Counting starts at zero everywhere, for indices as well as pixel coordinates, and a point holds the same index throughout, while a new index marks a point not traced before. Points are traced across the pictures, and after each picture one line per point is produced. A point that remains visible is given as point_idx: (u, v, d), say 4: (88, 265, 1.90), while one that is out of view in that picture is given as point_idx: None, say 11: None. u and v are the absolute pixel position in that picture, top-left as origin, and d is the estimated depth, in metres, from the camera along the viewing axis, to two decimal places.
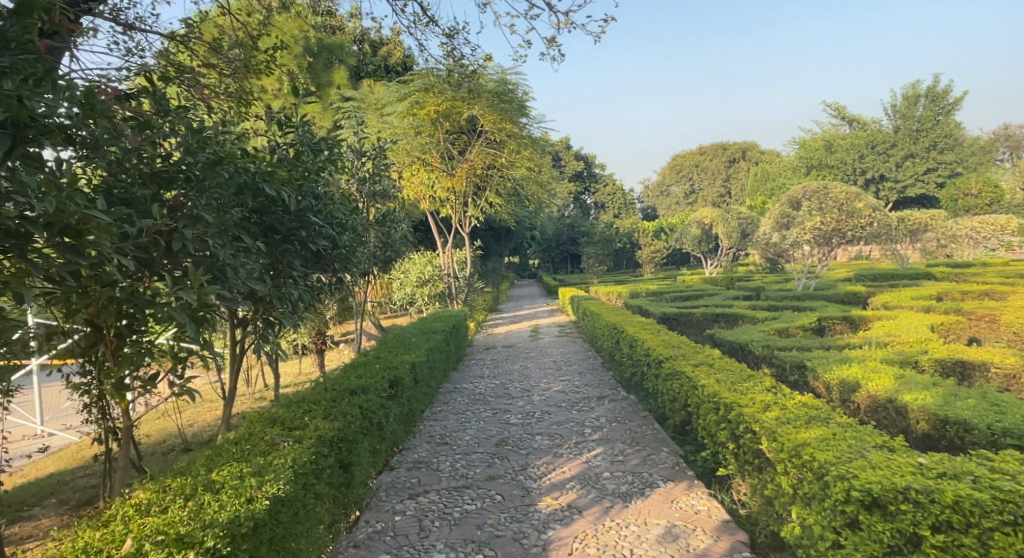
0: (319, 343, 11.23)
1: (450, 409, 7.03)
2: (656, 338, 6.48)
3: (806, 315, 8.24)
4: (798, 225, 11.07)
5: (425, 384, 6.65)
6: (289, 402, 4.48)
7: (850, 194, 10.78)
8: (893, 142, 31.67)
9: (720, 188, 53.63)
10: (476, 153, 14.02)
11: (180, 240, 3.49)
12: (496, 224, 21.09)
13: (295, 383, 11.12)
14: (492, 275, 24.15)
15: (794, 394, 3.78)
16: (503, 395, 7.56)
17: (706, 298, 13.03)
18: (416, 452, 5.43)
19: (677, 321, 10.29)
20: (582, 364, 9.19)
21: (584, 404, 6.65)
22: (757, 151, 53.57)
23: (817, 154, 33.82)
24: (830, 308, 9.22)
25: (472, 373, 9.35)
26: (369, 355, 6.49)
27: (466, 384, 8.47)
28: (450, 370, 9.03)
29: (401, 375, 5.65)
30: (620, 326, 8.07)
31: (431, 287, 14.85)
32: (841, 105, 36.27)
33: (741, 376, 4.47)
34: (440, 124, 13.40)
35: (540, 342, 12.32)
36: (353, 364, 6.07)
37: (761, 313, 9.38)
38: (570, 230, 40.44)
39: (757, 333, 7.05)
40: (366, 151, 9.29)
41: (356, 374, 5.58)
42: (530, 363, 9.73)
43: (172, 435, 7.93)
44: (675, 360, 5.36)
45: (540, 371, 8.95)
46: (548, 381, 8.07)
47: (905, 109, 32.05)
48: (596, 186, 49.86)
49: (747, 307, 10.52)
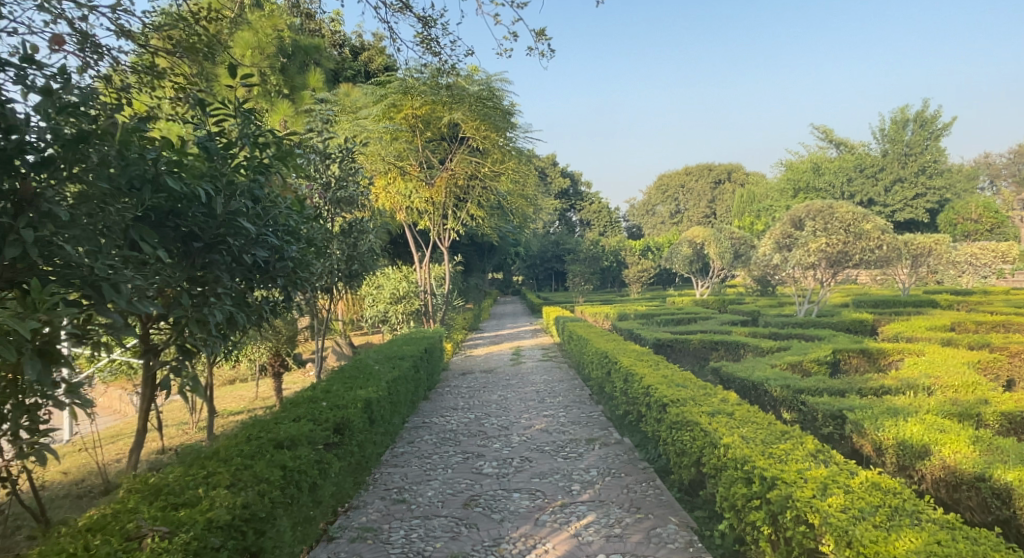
0: (277, 365, 10.21)
1: (413, 452, 6.00)
2: (658, 374, 5.56)
3: (819, 347, 7.38)
4: (801, 246, 10.25)
5: (383, 423, 5.62)
6: (194, 459, 3.47)
7: (858, 215, 10.00)
8: (882, 166, 31.41)
9: (706, 208, 53.35)
10: (457, 163, 13.13)
11: (18, 245, 2.59)
12: (478, 239, 20.19)
13: (248, 409, 10.07)
14: (474, 292, 23.19)
15: (854, 467, 2.88)
16: (477, 434, 6.56)
17: (700, 323, 12.17)
18: (365, 515, 4.40)
19: (671, 348, 9.38)
20: (567, 396, 8.24)
21: (571, 449, 5.68)
22: (744, 173, 53.40)
23: (805, 177, 33.51)
24: (840, 338, 8.40)
25: (444, 403, 8.33)
26: (316, 389, 5.46)
27: (435, 418, 7.44)
28: (420, 400, 8.04)
29: (351, 417, 4.65)
30: (611, 355, 7.15)
31: (406, 304, 13.87)
32: (828, 127, 36.00)
33: (773, 431, 3.54)
34: (419, 130, 12.51)
35: (522, 367, 11.36)
36: (295, 401, 5.04)
37: (764, 342, 8.54)
38: (555, 247, 39.75)
39: (768, 367, 6.17)
40: (333, 154, 8.35)
41: (294, 415, 4.56)
42: (510, 393, 8.75)
43: (91, 474, 6.82)
44: (683, 404, 4.44)
45: (521, 403, 7.97)
46: (529, 417, 7.09)
47: (894, 133, 31.77)
48: (581, 204, 49.31)
49: (747, 334, 9.66)
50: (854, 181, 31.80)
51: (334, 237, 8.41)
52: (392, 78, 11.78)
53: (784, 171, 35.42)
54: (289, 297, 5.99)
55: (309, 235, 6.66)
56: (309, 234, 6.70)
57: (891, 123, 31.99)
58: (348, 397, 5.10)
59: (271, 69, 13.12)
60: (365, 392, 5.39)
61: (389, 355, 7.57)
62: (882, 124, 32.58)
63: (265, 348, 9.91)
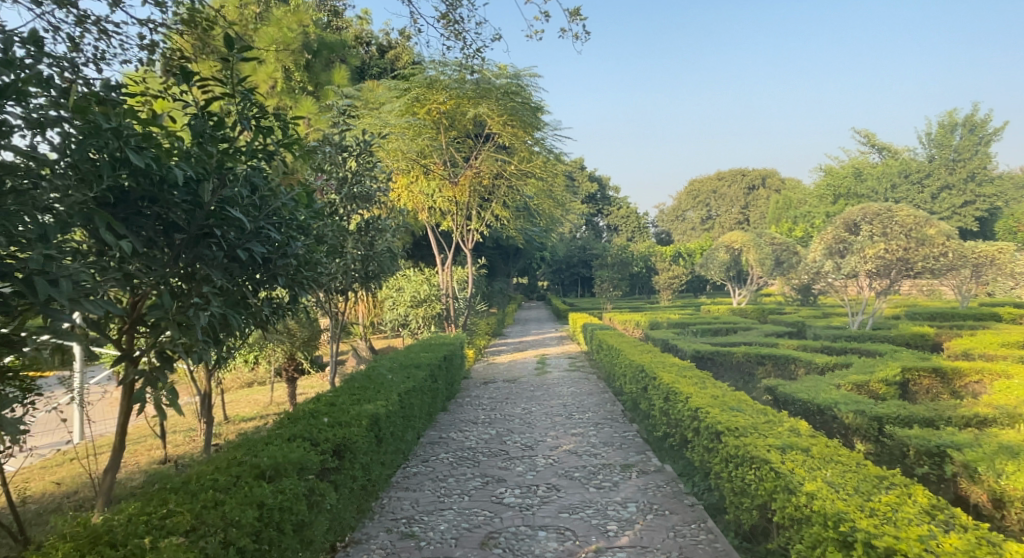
0: (291, 370, 9.75)
1: (427, 474, 5.38)
2: (706, 393, 4.86)
3: (884, 364, 6.58)
4: (856, 252, 9.42)
5: (393, 441, 5.01)
6: (159, 490, 2.91)
7: (920, 218, 9.15)
8: (928, 172, 30.10)
9: (738, 215, 52.00)
10: (483, 161, 12.54)
11: None
12: (504, 242, 19.61)
13: (260, 416, 9.62)
14: (499, 296, 22.59)
15: (993, 537, 2.23)
16: (498, 453, 5.90)
17: (740, 333, 11.36)
18: (367, 553, 3.79)
19: (712, 360, 8.62)
20: (598, 411, 7.54)
21: (604, 477, 4.99)
22: (778, 179, 51.99)
23: (845, 183, 32.21)
24: (903, 354, 7.58)
25: (463, 415, 7.70)
26: (319, 402, 4.87)
27: (453, 433, 6.81)
28: (437, 413, 7.43)
29: (354, 437, 4.04)
30: (649, 369, 6.45)
31: (427, 308, 13.32)
32: (870, 131, 34.67)
33: (868, 477, 2.83)
34: (444, 126, 11.97)
35: (548, 376, 10.69)
36: (293, 416, 4.45)
37: (817, 357, 7.74)
38: (582, 252, 39.06)
39: (831, 388, 5.42)
40: (350, 147, 7.84)
41: (289, 433, 3.97)
42: (535, 406, 8.08)
43: (84, 485, 6.35)
44: (745, 432, 3.74)
45: (547, 418, 7.31)
46: (556, 436, 6.41)
47: (941, 138, 30.45)
48: (609, 209, 48.49)
49: (795, 347, 8.86)
50: (898, 187, 30.48)
51: (350, 235, 7.89)
52: (417, 71, 11.29)
53: (823, 176, 34.16)
54: (294, 298, 5.42)
55: (317, 231, 6.13)
56: (318, 231, 6.18)
57: (938, 127, 30.63)
58: (354, 412, 4.50)
59: (294, 64, 12.76)
60: (373, 406, 4.79)
61: (404, 363, 6.97)
62: (927, 128, 31.19)
63: (278, 352, 9.45)
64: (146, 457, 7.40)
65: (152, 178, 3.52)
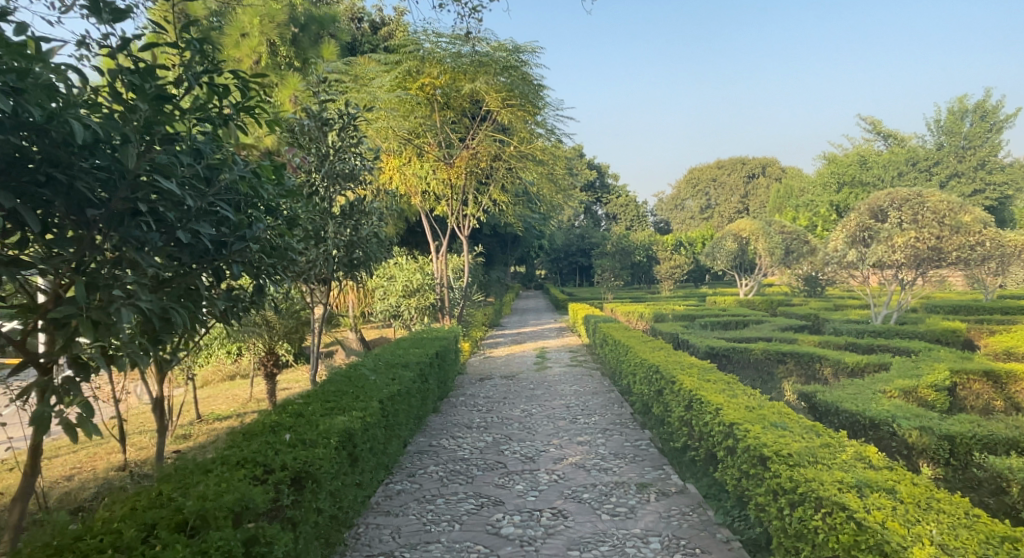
0: (270, 365, 9.03)
1: (412, 493, 4.66)
2: (739, 403, 4.15)
3: (928, 365, 5.89)
4: (884, 240, 8.72)
5: (370, 458, 4.28)
6: (39, 549, 2.18)
7: (954, 204, 8.45)
8: (936, 160, 29.42)
9: (738, 204, 51.16)
10: (480, 140, 11.64)
11: None
12: (501, 230, 18.85)
13: (237, 414, 8.91)
14: (495, 286, 21.84)
15: None
16: (494, 466, 5.19)
17: (753, 327, 10.67)
18: None
19: (727, 358, 7.91)
20: (605, 415, 6.83)
21: (617, 500, 4.28)
22: (779, 167, 51.24)
23: (851, 170, 31.46)
24: (941, 353, 6.89)
25: (456, 418, 6.98)
26: (285, 413, 4.15)
27: (444, 439, 6.10)
28: (427, 415, 6.71)
29: (318, 460, 3.32)
30: (665, 370, 5.73)
31: (419, 298, 12.57)
32: (876, 118, 33.90)
33: (991, 539, 2.15)
34: (438, 103, 11.17)
35: (548, 372, 10.00)
36: (249, 433, 3.72)
37: (847, 356, 7.05)
38: (580, 241, 38.29)
39: (879, 395, 4.72)
40: (333, 120, 7.07)
41: (239, 457, 3.24)
42: (535, 408, 7.37)
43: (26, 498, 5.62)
44: (801, 460, 3.00)
45: (550, 423, 6.60)
46: (559, 445, 5.70)
47: (950, 125, 29.72)
48: (608, 197, 47.72)
49: (818, 344, 8.15)
50: (906, 175, 29.73)
51: (333, 217, 7.13)
52: (408, 42, 10.50)
53: (828, 164, 33.37)
54: (259, 288, 4.67)
55: (291, 214, 5.40)
56: (290, 212, 5.45)
57: (948, 114, 29.86)
58: (324, 426, 3.78)
59: (280, 38, 11.95)
60: (348, 417, 4.06)
61: (390, 362, 6.23)
62: (936, 114, 30.40)
63: (257, 345, 8.73)
64: (104, 463, 6.67)
65: (53, 136, 2.76)
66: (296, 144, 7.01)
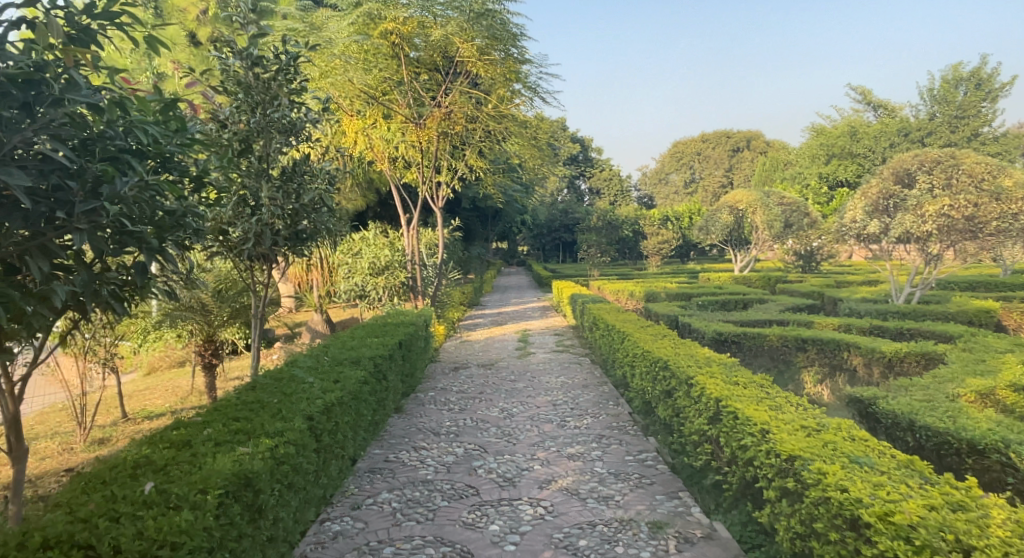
0: (209, 355, 7.73)
1: (351, 538, 3.50)
2: (795, 423, 3.05)
3: (990, 355, 4.87)
4: (912, 208, 7.72)
5: (289, 499, 3.11)
6: None
7: (992, 167, 7.43)
8: (928, 130, 28.59)
9: (723, 178, 50.16)
10: (456, 97, 10.24)
11: None
12: (480, 203, 17.58)
13: (171, 412, 7.63)
14: (475, 263, 20.60)
15: None
16: (462, 493, 4.06)
17: (758, 308, 9.62)
18: None
19: (737, 346, 6.87)
20: (599, 417, 5.74)
21: (627, 551, 3.20)
22: (765, 140, 50.26)
23: (841, 141, 30.51)
24: (988, 339, 5.92)
25: (421, 422, 5.82)
26: (164, 443, 2.94)
27: (402, 452, 4.94)
28: (385, 420, 5.54)
29: (182, 535, 2.15)
30: (677, 365, 4.61)
31: (389, 277, 11.35)
32: (866, 87, 32.93)
33: None
34: (406, 56, 9.83)
35: (532, 359, 8.89)
36: (95, 479, 2.52)
37: (881, 343, 6.04)
38: (563, 216, 37.11)
39: (958, 403, 3.66)
40: (268, 59, 5.70)
41: (49, 534, 2.04)
42: (516, 406, 6.25)
43: None
44: (934, 538, 1.98)
45: (535, 427, 5.48)
46: (544, 460, 4.59)
47: (943, 93, 28.87)
48: (591, 171, 46.48)
49: (838, 327, 7.15)
50: (897, 146, 28.86)
51: (271, 180, 5.81)
52: None
53: (817, 136, 32.47)
54: (141, 266, 3.45)
55: (200, 171, 4.14)
56: (198, 169, 4.20)
57: (941, 82, 28.97)
58: (209, 467, 2.58)
59: None
60: (252, 449, 2.88)
61: (337, 358, 5.04)
62: (930, 84, 29.51)
63: (190, 331, 7.47)
64: None
65: None
66: (222, 89, 5.68)
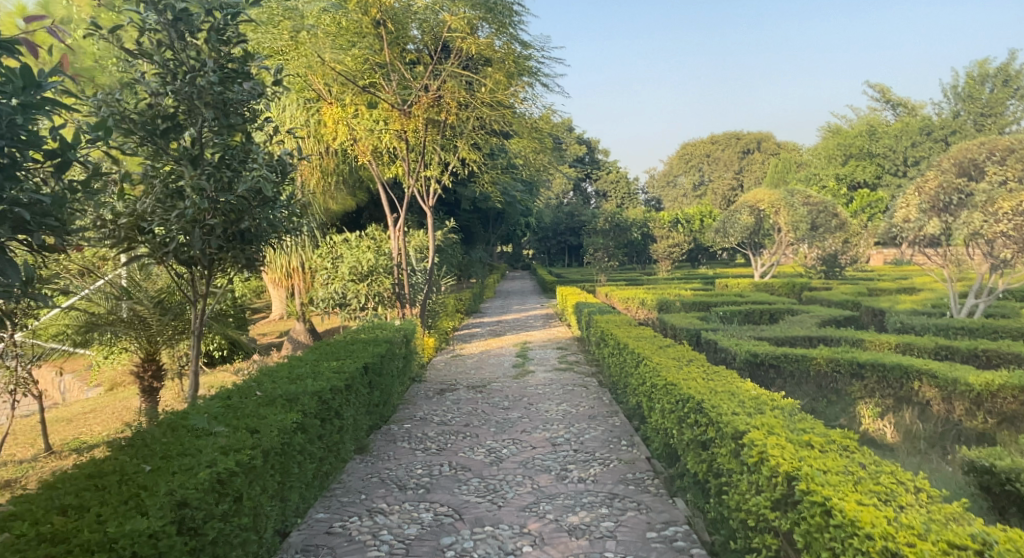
0: (149, 376, 6.64)
1: None
2: (936, 541, 1.87)
3: None
4: (981, 206, 6.53)
5: None
6: None
7: None
8: (954, 129, 27.20)
9: (733, 180, 48.83)
10: (447, 81, 9.11)
11: None
12: (480, 204, 16.44)
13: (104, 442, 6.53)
14: (476, 266, 19.46)
15: None
16: None
17: (791, 319, 8.44)
18: None
19: (777, 371, 5.68)
20: (611, 465, 4.54)
21: None
22: (776, 142, 48.88)
23: (860, 141, 29.20)
24: None
25: (387, 470, 4.63)
26: None
27: (352, 519, 3.76)
28: (338, 470, 4.37)
29: None
30: (716, 409, 3.43)
31: (374, 284, 10.25)
32: (886, 85, 31.61)
33: None
34: (389, 33, 8.70)
35: (531, 379, 7.74)
36: None
37: (962, 371, 4.89)
38: (568, 218, 35.93)
39: None
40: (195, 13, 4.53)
41: None
42: (507, 447, 5.06)
43: None
44: None
45: (528, 480, 4.30)
46: (536, 538, 3.42)
47: (970, 90, 27.52)
48: (598, 173, 45.30)
49: (895, 347, 5.98)
50: (919, 145, 27.52)
51: (201, 167, 4.67)
52: None
53: (834, 136, 31.21)
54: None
55: (61, 142, 2.95)
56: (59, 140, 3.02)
57: (966, 79, 27.64)
58: None
59: None
60: None
61: (269, 394, 3.86)
62: (954, 80, 28.19)
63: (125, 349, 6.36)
64: None
65: None
66: (136, 52, 4.54)
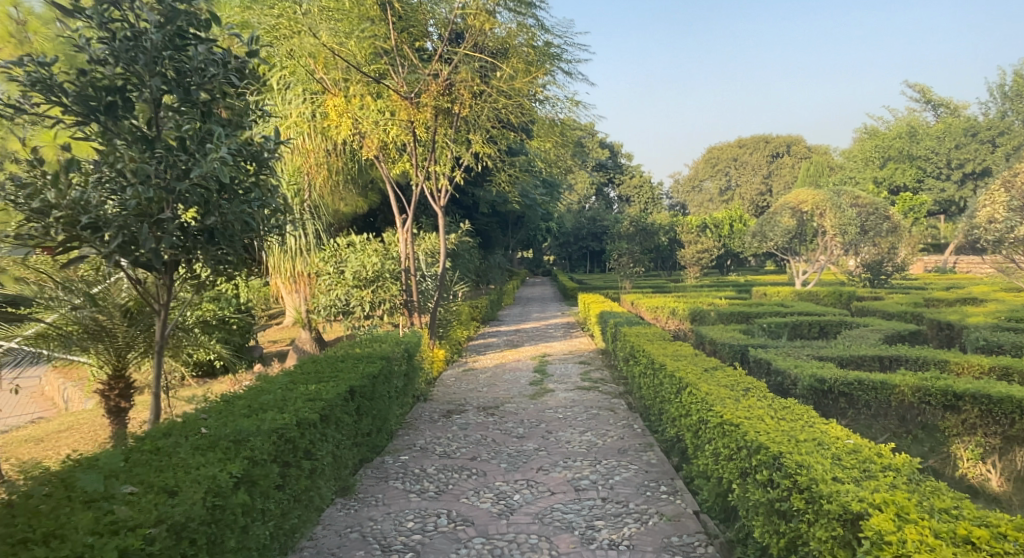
0: (117, 396, 5.85)
1: None
2: None
3: None
4: None
5: None
6: None
7: None
8: (1002, 130, 25.71)
9: (761, 185, 47.35)
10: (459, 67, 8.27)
11: None
12: (499, 206, 15.56)
13: None
14: (494, 272, 18.56)
15: None
16: None
17: (848, 334, 7.41)
18: None
19: (849, 400, 4.67)
20: (651, 523, 3.59)
21: None
22: (806, 146, 47.32)
23: (898, 142, 27.78)
24: None
25: (369, 522, 3.74)
26: None
27: None
28: (308, 525, 3.49)
29: None
30: (807, 469, 2.47)
31: (379, 289, 9.40)
32: (926, 85, 30.18)
33: None
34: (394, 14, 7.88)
35: (550, 400, 6.80)
36: None
37: None
38: (591, 224, 34.86)
39: None
40: None
41: None
42: (519, 492, 4.13)
43: None
44: None
45: (546, 543, 3.37)
46: None
47: (1018, 89, 26.05)
48: (621, 177, 44.17)
49: (990, 372, 4.97)
50: (964, 147, 26.08)
51: (152, 149, 3.86)
52: None
53: (871, 138, 29.75)
54: None
55: None
56: None
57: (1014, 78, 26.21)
58: None
59: None
60: None
61: (211, 435, 2.99)
62: (1001, 79, 26.75)
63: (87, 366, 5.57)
64: None
65: None
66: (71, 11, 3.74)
